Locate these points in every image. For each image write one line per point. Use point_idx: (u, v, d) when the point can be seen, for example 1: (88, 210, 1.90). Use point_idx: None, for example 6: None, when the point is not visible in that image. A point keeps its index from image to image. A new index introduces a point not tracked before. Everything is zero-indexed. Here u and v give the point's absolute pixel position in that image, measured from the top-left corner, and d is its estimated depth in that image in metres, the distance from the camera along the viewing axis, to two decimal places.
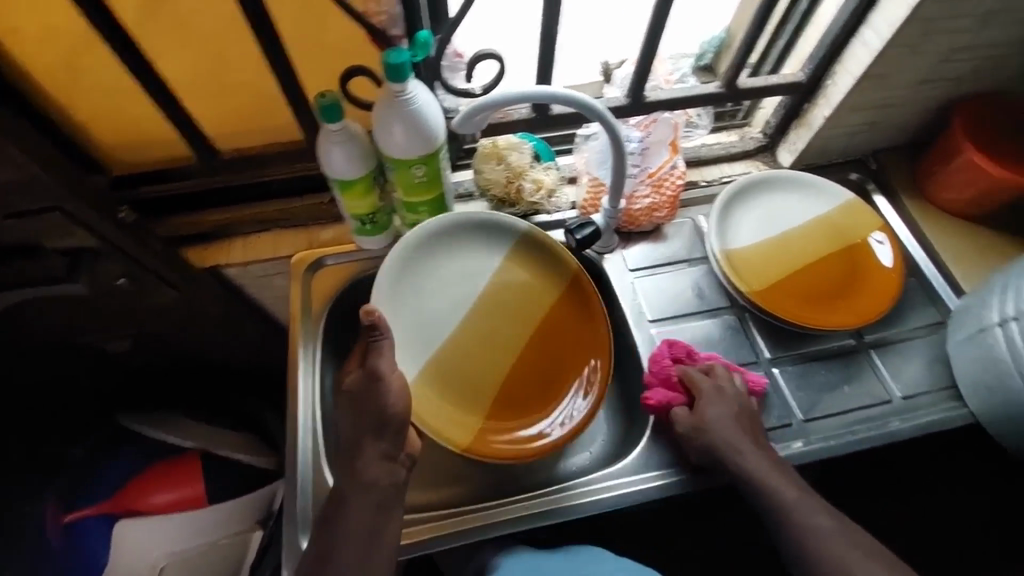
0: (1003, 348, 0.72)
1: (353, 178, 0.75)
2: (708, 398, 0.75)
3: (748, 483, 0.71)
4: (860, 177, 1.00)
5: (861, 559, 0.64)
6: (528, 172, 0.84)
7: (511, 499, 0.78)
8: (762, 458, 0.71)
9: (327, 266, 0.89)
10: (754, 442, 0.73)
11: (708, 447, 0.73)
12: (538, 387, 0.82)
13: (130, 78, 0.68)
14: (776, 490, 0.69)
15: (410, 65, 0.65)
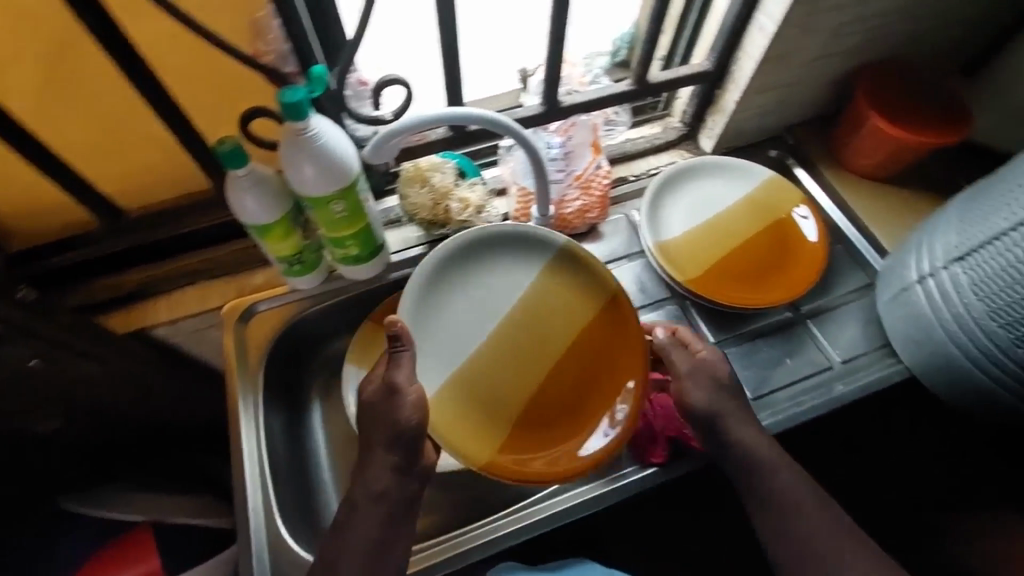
0: (923, 303, 0.74)
1: (270, 222, 0.72)
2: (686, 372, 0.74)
3: (744, 453, 0.72)
4: (779, 153, 1.04)
5: (831, 533, 0.68)
6: (454, 192, 0.83)
7: (495, 517, 0.78)
8: (750, 431, 0.72)
9: (261, 312, 0.85)
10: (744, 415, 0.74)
11: (707, 417, 0.72)
12: (581, 398, 0.79)
13: (10, 150, 0.64)
14: (765, 463, 0.71)
15: (309, 102, 0.63)
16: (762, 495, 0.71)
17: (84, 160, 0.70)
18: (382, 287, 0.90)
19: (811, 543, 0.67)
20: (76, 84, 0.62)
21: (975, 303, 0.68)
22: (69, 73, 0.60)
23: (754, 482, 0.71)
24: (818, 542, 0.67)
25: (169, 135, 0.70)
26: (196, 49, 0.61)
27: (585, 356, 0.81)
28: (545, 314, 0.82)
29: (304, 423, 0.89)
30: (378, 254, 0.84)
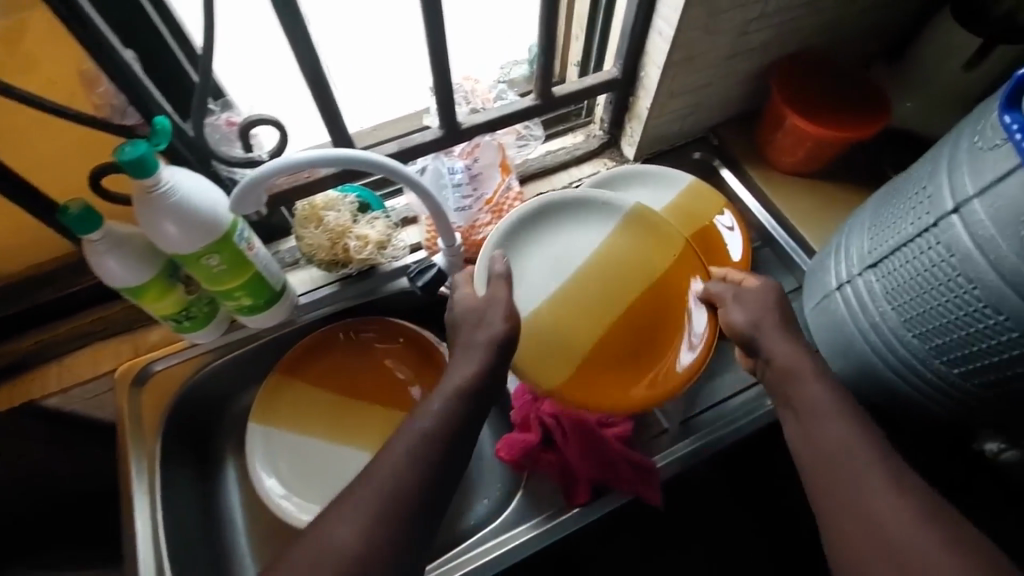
0: (845, 311, 0.70)
1: (141, 283, 0.66)
2: (735, 297, 0.67)
3: (788, 371, 0.61)
4: (704, 154, 1.00)
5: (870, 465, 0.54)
6: (352, 229, 0.78)
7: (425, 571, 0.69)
8: (791, 348, 0.62)
9: (157, 371, 0.80)
10: (795, 334, 0.63)
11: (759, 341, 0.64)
12: (655, 340, 0.71)
13: None
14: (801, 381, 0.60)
15: (154, 155, 0.57)
16: (798, 417, 0.59)
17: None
18: (294, 329, 0.85)
19: (846, 471, 0.54)
20: None
21: (890, 312, 0.64)
22: None
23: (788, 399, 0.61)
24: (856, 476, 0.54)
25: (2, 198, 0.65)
26: (15, 112, 0.55)
27: (671, 294, 0.72)
28: (636, 255, 0.72)
29: (217, 483, 0.84)
30: (280, 300, 0.79)
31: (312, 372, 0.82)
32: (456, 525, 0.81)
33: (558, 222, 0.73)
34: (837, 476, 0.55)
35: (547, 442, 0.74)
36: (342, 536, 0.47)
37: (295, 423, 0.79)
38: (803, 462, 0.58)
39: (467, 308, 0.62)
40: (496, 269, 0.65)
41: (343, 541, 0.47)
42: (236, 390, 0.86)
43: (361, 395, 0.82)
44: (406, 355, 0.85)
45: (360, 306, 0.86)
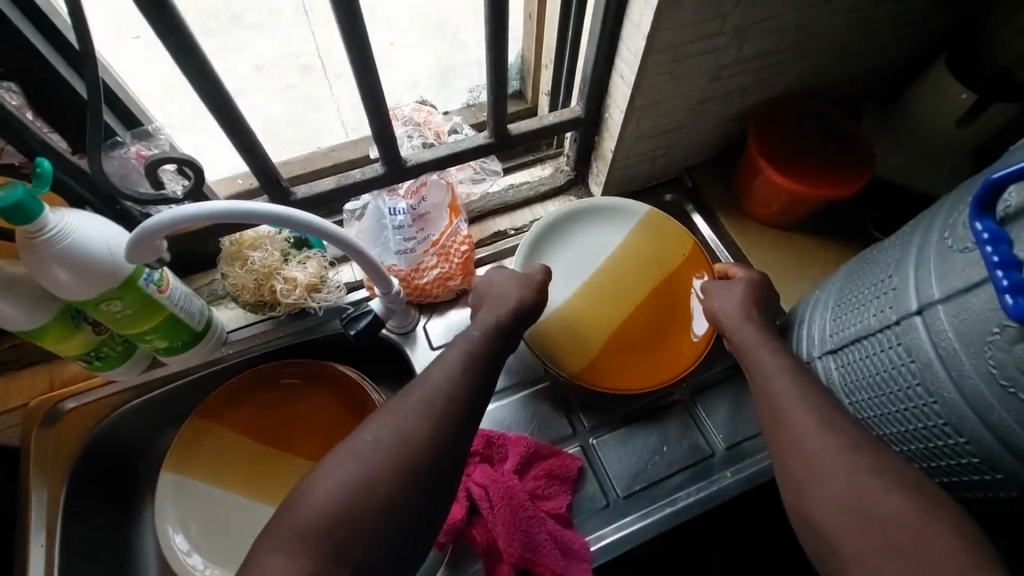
0: None
1: (36, 327, 0.61)
2: (724, 289, 0.71)
3: (758, 348, 0.62)
4: (676, 197, 0.94)
5: (817, 431, 0.52)
6: (280, 270, 0.72)
7: None
8: (753, 332, 0.64)
9: (69, 409, 0.74)
10: (765, 320, 0.66)
11: (731, 327, 0.66)
12: (659, 334, 0.78)
13: None
14: (766, 361, 0.60)
15: (33, 200, 0.52)
16: (759, 386, 0.59)
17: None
18: (222, 368, 0.80)
19: (796, 438, 0.52)
20: None
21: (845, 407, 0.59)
22: None
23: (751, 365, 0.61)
24: (805, 440, 0.52)
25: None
26: None
27: (671, 295, 0.80)
28: (650, 259, 0.82)
29: (133, 524, 0.79)
30: (200, 340, 0.74)
31: (235, 415, 0.77)
32: None
33: (577, 229, 0.84)
34: (790, 446, 0.53)
35: (474, 514, 0.67)
36: (397, 434, 0.50)
37: (210, 473, 0.74)
38: (768, 429, 0.56)
39: (493, 282, 0.71)
40: (537, 276, 0.71)
41: (398, 436, 0.50)
42: (160, 427, 0.82)
43: (285, 444, 0.78)
44: (335, 403, 0.80)
45: (291, 347, 0.80)
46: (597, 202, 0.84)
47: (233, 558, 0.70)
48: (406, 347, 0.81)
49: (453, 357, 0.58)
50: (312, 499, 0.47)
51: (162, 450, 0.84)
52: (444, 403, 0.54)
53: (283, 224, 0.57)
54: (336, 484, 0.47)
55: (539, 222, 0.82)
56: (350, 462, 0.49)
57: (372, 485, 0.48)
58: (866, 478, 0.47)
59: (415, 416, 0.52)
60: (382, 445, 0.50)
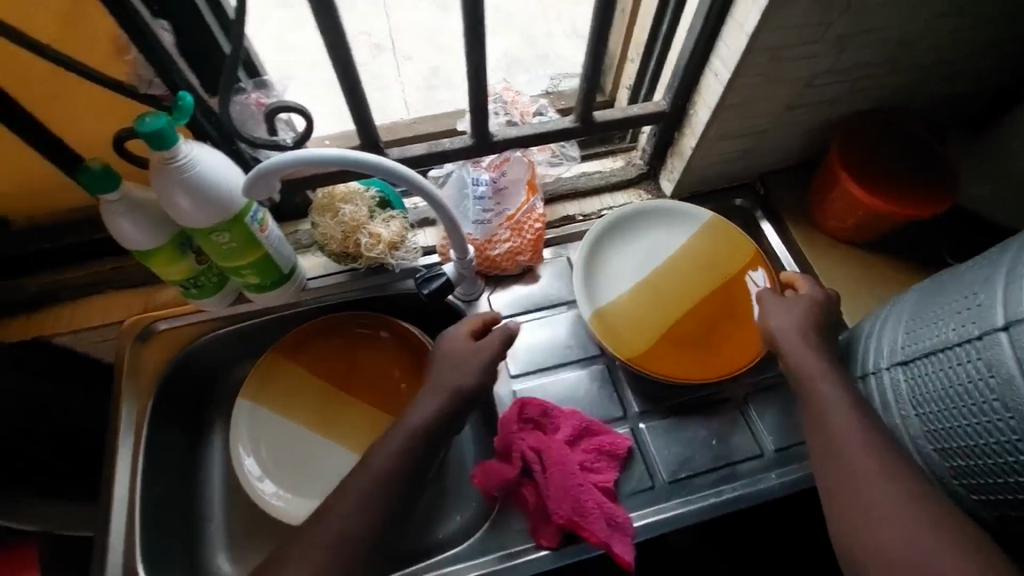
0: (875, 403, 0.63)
1: (152, 247, 0.67)
2: (781, 307, 0.70)
3: (813, 381, 0.62)
4: (746, 203, 0.95)
5: (879, 479, 0.54)
6: (366, 225, 0.77)
7: None
8: (813, 360, 0.64)
9: (161, 331, 0.81)
10: (822, 346, 0.66)
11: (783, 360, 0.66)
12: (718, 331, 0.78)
13: None
14: (826, 393, 0.61)
15: (173, 130, 0.57)
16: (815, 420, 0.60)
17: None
18: (298, 312, 0.85)
19: (856, 482, 0.55)
20: None
21: (897, 424, 0.60)
22: None
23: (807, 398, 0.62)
24: (863, 487, 0.54)
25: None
26: (50, 71, 0.56)
27: (733, 296, 0.81)
28: (712, 261, 0.83)
29: (201, 447, 0.85)
30: (286, 283, 0.79)
31: (307, 357, 0.83)
32: (426, 534, 0.81)
33: (642, 227, 0.86)
34: (846, 488, 0.55)
35: (526, 476, 0.70)
36: (354, 516, 0.56)
37: (284, 406, 0.80)
38: (821, 467, 0.58)
39: (452, 350, 0.68)
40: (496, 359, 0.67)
41: (353, 520, 0.56)
42: (234, 359, 0.88)
43: (350, 388, 0.82)
44: (397, 357, 0.84)
45: (362, 301, 0.85)
46: (663, 205, 0.87)
47: (299, 485, 0.75)
48: (470, 314, 0.85)
49: (410, 418, 0.63)
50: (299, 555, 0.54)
51: (233, 381, 0.89)
52: (383, 487, 0.58)
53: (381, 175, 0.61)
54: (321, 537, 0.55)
55: (604, 217, 0.85)
56: (324, 533, 0.55)
57: (347, 538, 0.55)
58: (909, 520, 0.51)
59: (359, 505, 0.57)
60: (349, 517, 0.56)
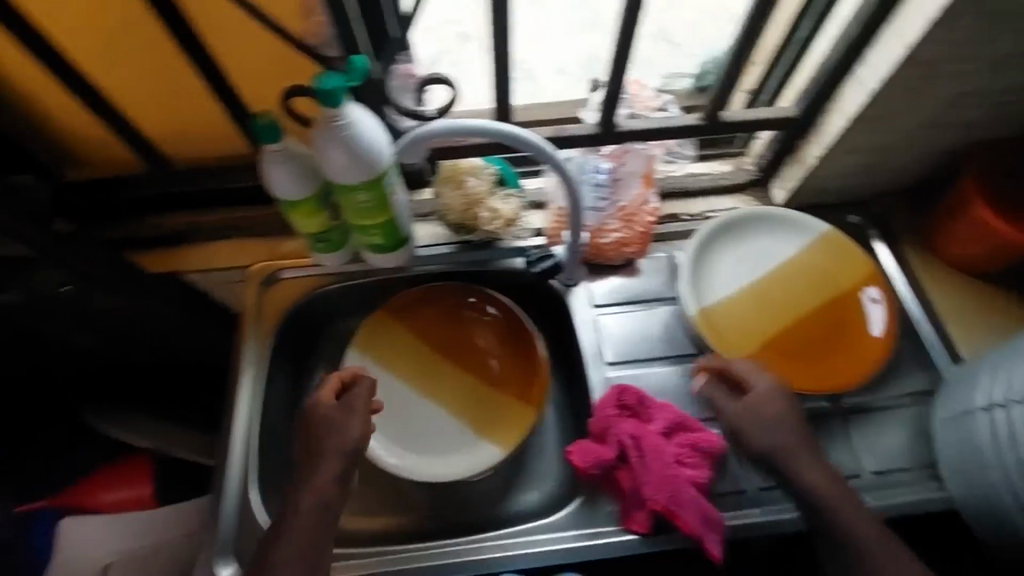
0: (1001, 434, 0.64)
1: (298, 199, 0.72)
2: (738, 391, 0.72)
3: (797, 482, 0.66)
4: (860, 220, 0.92)
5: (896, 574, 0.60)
6: (487, 200, 0.81)
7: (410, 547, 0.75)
8: (794, 440, 0.67)
9: (283, 280, 0.88)
10: (790, 436, 0.68)
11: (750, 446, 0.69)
12: (824, 346, 0.78)
13: (81, 103, 0.68)
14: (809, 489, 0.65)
15: (344, 90, 0.61)
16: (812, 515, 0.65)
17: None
18: (407, 277, 0.90)
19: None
20: (134, 56, 0.63)
21: (1010, 459, 0.63)
22: (130, 42, 0.61)
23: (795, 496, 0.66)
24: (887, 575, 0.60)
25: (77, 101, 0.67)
26: (245, 25, 0.60)
27: (844, 311, 0.79)
28: (826, 276, 0.82)
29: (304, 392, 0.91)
30: (403, 247, 0.83)
31: (413, 321, 0.87)
32: (505, 505, 0.85)
33: (754, 232, 0.85)
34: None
35: (621, 460, 0.73)
36: (295, 541, 0.64)
37: (390, 363, 0.85)
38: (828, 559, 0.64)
39: (331, 414, 0.71)
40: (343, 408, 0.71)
41: (298, 542, 0.64)
42: (341, 314, 0.93)
43: (452, 355, 0.86)
44: (500, 332, 0.86)
45: (469, 273, 0.88)
46: (779, 211, 0.85)
47: (400, 438, 0.80)
48: (569, 298, 0.86)
49: (329, 449, 0.69)
50: (286, 550, 0.64)
51: (335, 335, 0.94)
52: (320, 516, 0.66)
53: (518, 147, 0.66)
54: (295, 536, 0.64)
55: (716, 219, 0.85)
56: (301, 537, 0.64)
57: (306, 544, 0.64)
58: None
59: (309, 527, 0.65)
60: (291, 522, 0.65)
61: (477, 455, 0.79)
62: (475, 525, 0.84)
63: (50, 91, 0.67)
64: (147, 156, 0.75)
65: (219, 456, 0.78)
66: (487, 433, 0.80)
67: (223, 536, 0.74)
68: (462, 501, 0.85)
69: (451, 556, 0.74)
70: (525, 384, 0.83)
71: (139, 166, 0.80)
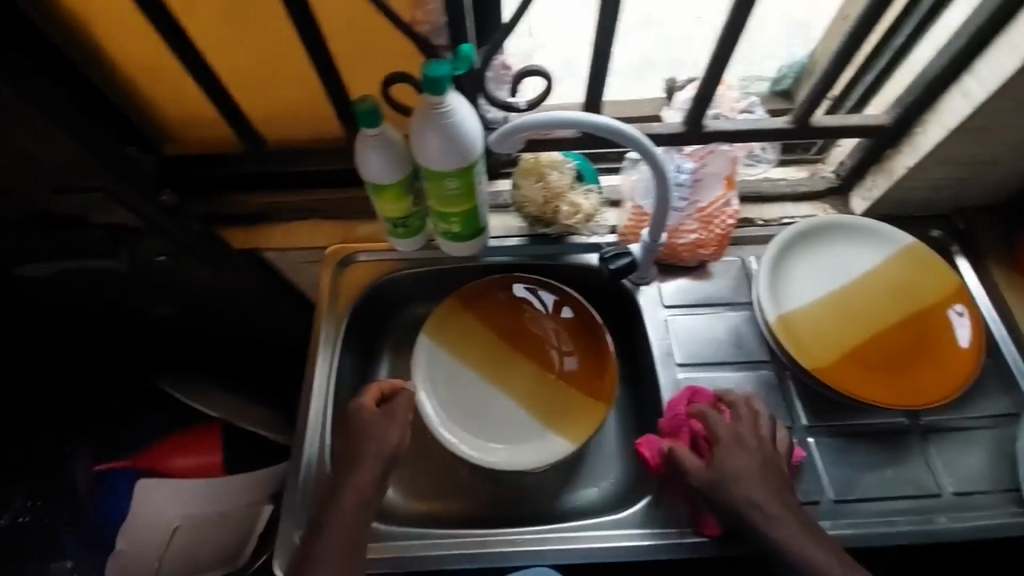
0: None
1: (388, 183, 0.74)
2: (728, 451, 0.67)
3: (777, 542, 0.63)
4: (943, 235, 0.90)
5: None
6: (568, 194, 0.82)
7: (477, 532, 0.76)
8: (763, 491, 0.65)
9: (359, 262, 0.90)
10: (774, 492, 0.65)
11: (731, 504, 0.65)
12: (906, 360, 0.77)
13: (191, 80, 0.71)
14: (794, 543, 0.62)
15: (449, 77, 0.62)
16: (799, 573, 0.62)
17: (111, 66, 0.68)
18: (476, 266, 0.91)
19: None
20: (250, 35, 0.65)
21: None
22: (249, 22, 0.63)
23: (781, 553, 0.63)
24: None
25: (190, 79, 0.69)
26: (361, 9, 0.62)
27: (927, 326, 0.78)
28: (909, 289, 0.80)
29: (371, 374, 0.93)
30: (479, 236, 0.84)
31: (482, 311, 0.88)
32: (568, 498, 0.85)
33: (835, 240, 0.84)
34: None
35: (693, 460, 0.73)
36: (336, 535, 0.64)
37: (459, 350, 0.86)
38: None
39: (370, 422, 0.69)
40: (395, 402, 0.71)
41: (337, 538, 0.64)
42: (410, 300, 0.94)
43: (521, 344, 0.87)
44: (569, 326, 0.87)
45: (541, 267, 0.89)
46: (861, 220, 0.84)
47: (470, 425, 0.81)
48: (640, 296, 0.86)
49: (369, 455, 0.67)
50: (323, 558, 0.62)
51: (403, 321, 0.96)
52: (359, 515, 0.66)
53: (619, 141, 0.65)
54: (335, 547, 0.63)
55: (797, 224, 0.84)
56: (338, 545, 0.63)
57: (345, 555, 0.63)
58: None
59: (347, 528, 0.65)
60: (329, 532, 0.64)
61: (545, 446, 0.80)
62: (538, 516, 0.84)
63: (163, 67, 0.69)
64: (243, 134, 0.77)
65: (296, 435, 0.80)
66: (555, 425, 0.82)
67: (295, 504, 0.75)
68: (523, 492, 0.86)
69: (514, 544, 0.75)
70: (595, 379, 0.84)
71: (237, 143, 0.83)
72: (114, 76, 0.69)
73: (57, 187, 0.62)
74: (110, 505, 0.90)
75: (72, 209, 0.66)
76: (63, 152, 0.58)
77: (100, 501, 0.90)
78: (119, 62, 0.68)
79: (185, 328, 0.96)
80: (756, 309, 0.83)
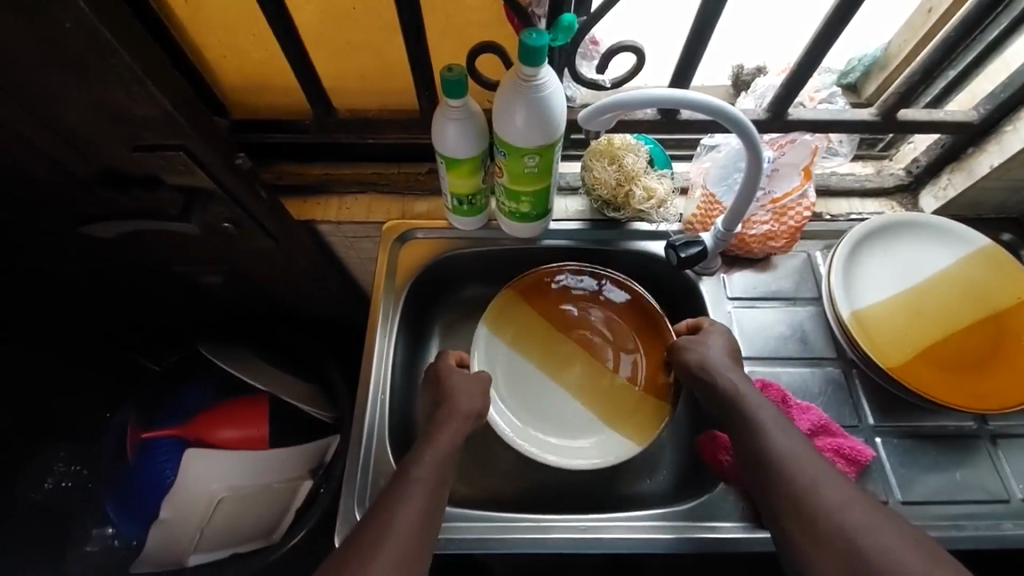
0: None
1: (463, 157, 0.71)
2: (699, 339, 0.74)
3: (733, 405, 0.66)
4: (1013, 239, 0.88)
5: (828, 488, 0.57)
6: (642, 178, 0.80)
7: (523, 517, 0.73)
8: (736, 370, 0.70)
9: (418, 239, 0.88)
10: (745, 372, 0.70)
11: (698, 371, 0.71)
12: (982, 363, 0.75)
13: (272, 42, 0.69)
14: (751, 410, 0.65)
15: (547, 49, 0.59)
16: (744, 434, 0.64)
17: (192, 21, 0.65)
18: (532, 250, 0.89)
19: (803, 488, 0.57)
20: None
21: None
22: None
23: (736, 423, 0.65)
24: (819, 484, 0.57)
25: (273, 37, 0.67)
26: None
27: (1004, 330, 0.77)
28: (982, 292, 0.79)
29: (421, 355, 0.91)
30: (544, 218, 0.82)
31: (541, 300, 0.86)
32: (619, 488, 0.84)
33: (908, 240, 0.82)
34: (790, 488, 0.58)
35: None
36: (431, 464, 0.62)
37: (517, 335, 0.85)
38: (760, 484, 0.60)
39: (462, 387, 0.71)
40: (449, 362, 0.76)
41: (432, 468, 0.62)
42: (464, 281, 0.93)
43: (577, 332, 0.86)
44: (630, 322, 0.86)
45: (604, 252, 0.88)
46: (936, 220, 0.82)
47: (524, 407, 0.80)
48: (706, 288, 0.85)
49: (458, 419, 0.68)
50: (404, 505, 0.58)
51: (454, 302, 0.94)
52: (446, 467, 0.63)
53: (724, 122, 0.62)
54: (419, 493, 0.59)
55: (871, 220, 0.82)
56: (419, 490, 0.60)
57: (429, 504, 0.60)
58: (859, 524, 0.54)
59: (429, 480, 0.61)
60: (418, 478, 0.61)
61: (606, 442, 0.79)
62: (589, 503, 0.83)
63: (244, 27, 0.67)
64: (315, 99, 0.75)
65: (355, 415, 0.78)
66: (613, 421, 0.80)
67: (356, 479, 0.74)
68: (575, 481, 0.84)
69: (576, 531, 0.72)
70: (658, 378, 0.82)
71: (308, 114, 0.82)
72: (193, 35, 0.67)
73: (138, 144, 0.60)
74: (155, 471, 0.88)
75: (146, 167, 0.63)
76: (151, 105, 0.56)
77: (145, 467, 0.89)
78: (200, 21, 0.65)
79: (231, 299, 0.95)
80: (826, 305, 0.82)
